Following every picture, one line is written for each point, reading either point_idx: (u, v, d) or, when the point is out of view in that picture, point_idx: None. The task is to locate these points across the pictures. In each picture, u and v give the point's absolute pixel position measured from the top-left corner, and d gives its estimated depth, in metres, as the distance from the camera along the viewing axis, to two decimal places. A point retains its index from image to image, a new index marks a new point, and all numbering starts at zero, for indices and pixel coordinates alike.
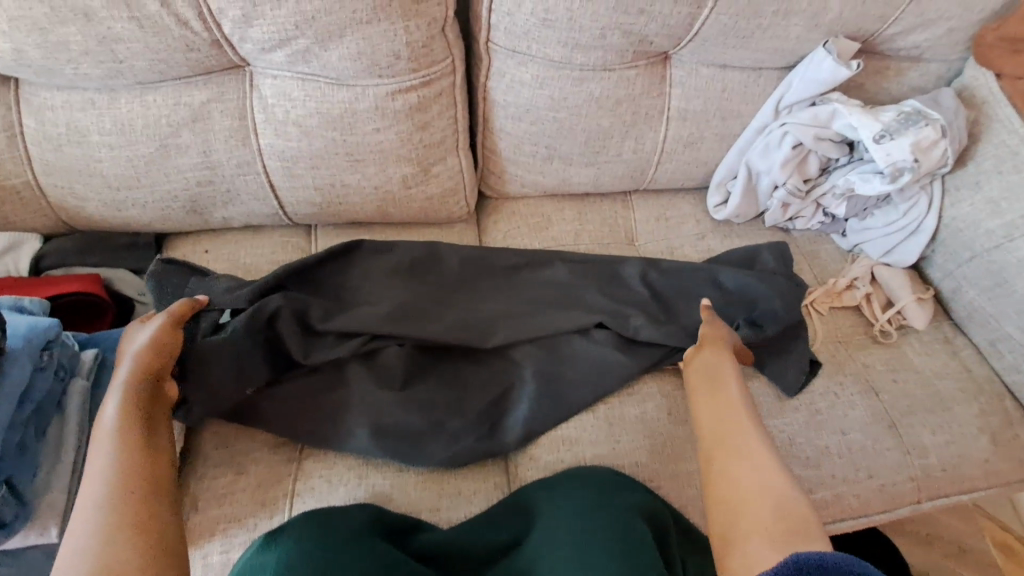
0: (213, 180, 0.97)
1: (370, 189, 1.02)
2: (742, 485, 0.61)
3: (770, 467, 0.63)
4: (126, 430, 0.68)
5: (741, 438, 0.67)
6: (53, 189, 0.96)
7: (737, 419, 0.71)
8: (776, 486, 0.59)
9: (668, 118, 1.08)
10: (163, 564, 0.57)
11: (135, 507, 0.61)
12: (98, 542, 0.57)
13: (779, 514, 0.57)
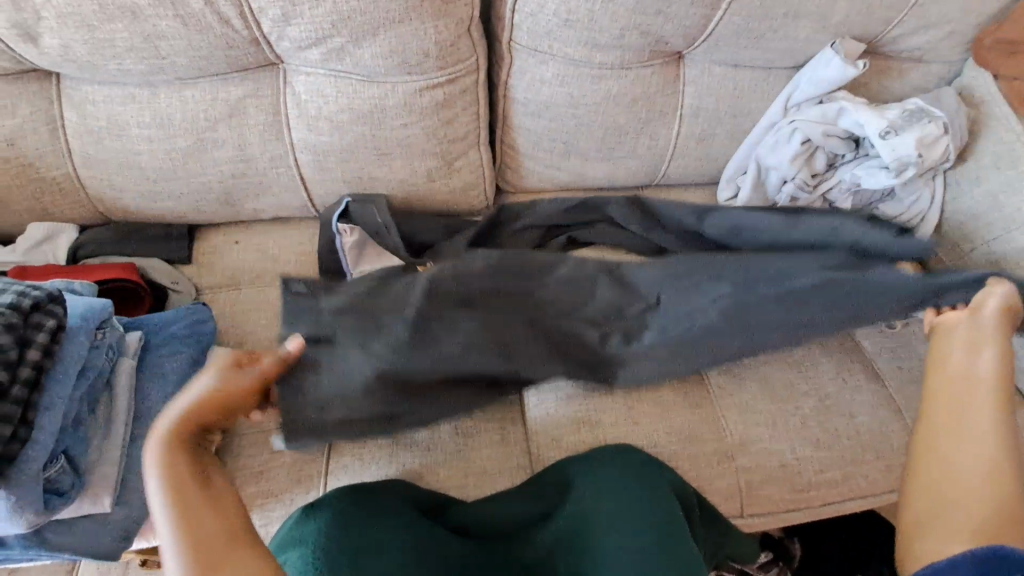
0: (246, 173, 1.01)
1: (396, 182, 1.06)
2: (958, 476, 0.63)
3: (996, 458, 0.63)
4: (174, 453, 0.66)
5: (978, 452, 0.64)
6: (92, 180, 1.00)
7: (987, 446, 0.65)
8: (994, 488, 0.60)
9: (681, 116, 1.13)
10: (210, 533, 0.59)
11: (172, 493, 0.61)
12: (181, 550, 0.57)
13: (996, 492, 0.60)
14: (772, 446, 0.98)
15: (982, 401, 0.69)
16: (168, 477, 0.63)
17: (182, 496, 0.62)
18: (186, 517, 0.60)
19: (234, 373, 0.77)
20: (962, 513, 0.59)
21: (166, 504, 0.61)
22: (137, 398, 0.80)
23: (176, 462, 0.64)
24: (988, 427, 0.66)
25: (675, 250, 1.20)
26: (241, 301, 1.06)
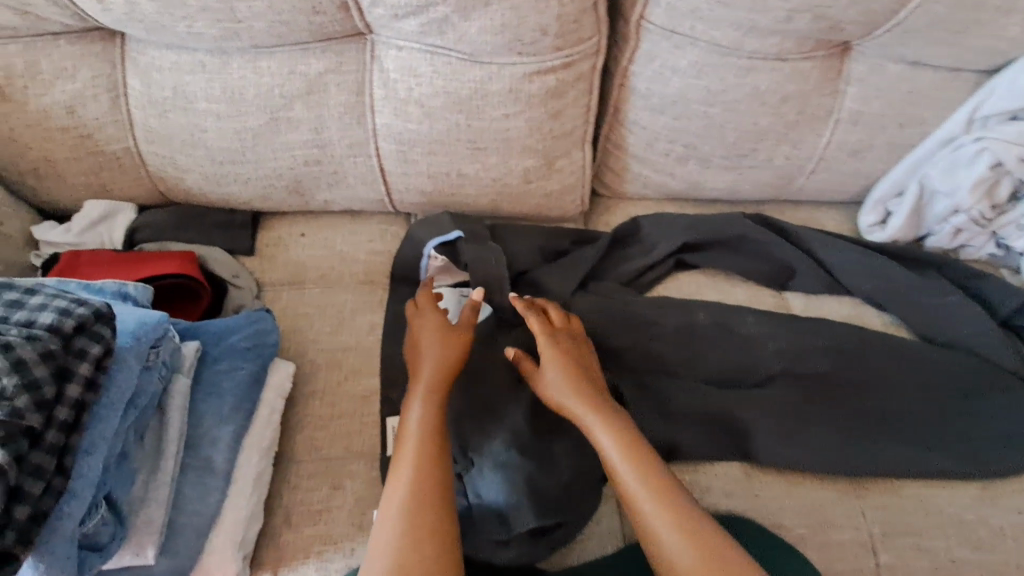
0: (320, 160, 0.88)
1: (487, 182, 0.91)
2: (654, 525, 0.65)
3: (651, 494, 0.67)
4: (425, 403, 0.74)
5: (646, 499, 0.66)
6: (153, 157, 0.89)
7: (639, 493, 0.67)
8: (688, 541, 0.63)
9: (837, 120, 0.94)
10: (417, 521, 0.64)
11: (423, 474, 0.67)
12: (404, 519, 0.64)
13: (697, 543, 0.62)
14: (922, 542, 0.82)
15: (625, 456, 0.70)
16: (427, 467, 0.68)
17: (423, 480, 0.67)
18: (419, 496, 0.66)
19: (450, 336, 0.80)
20: (686, 561, 0.61)
21: (413, 466, 0.68)
22: (189, 422, 0.70)
23: (427, 451, 0.69)
24: (644, 484, 0.67)
25: (803, 282, 1.00)
26: (304, 303, 0.95)
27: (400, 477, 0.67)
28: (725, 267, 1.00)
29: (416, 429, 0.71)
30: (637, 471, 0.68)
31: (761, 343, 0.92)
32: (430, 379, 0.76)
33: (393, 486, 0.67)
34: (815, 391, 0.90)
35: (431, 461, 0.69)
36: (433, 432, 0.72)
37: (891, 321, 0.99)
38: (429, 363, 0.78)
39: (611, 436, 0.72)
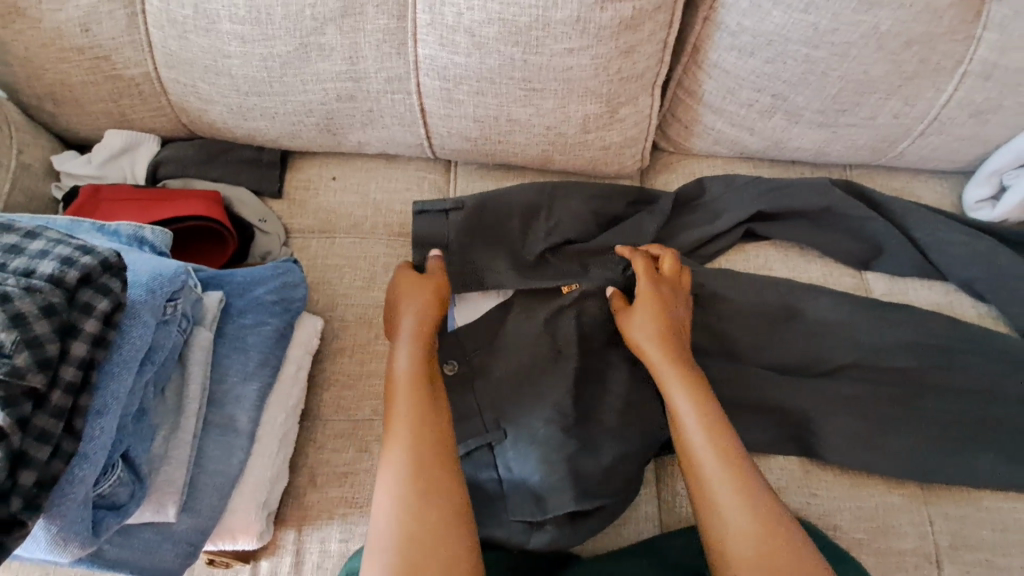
0: (354, 96, 0.79)
1: (539, 129, 0.81)
2: (720, 503, 0.61)
3: (726, 470, 0.62)
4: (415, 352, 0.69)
5: (722, 482, 0.61)
6: (174, 86, 0.81)
7: (704, 461, 0.63)
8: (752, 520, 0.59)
9: (965, 73, 0.79)
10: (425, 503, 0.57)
11: (428, 457, 0.60)
12: (406, 502, 0.57)
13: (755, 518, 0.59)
14: (996, 559, 0.73)
15: (699, 415, 0.66)
16: (422, 445, 0.61)
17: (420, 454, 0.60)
18: (416, 473, 0.59)
19: (425, 294, 0.74)
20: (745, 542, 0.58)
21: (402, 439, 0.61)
22: (212, 376, 0.66)
23: (421, 425, 0.62)
24: (712, 451, 0.63)
25: (890, 263, 0.88)
26: (333, 253, 0.88)
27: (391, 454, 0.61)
28: (801, 240, 0.89)
29: (407, 399, 0.65)
30: (710, 441, 0.64)
31: (835, 331, 0.81)
32: (413, 347, 0.70)
33: (386, 462, 0.61)
34: (895, 390, 0.79)
35: (431, 434, 0.62)
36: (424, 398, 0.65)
37: (989, 314, 0.87)
38: (410, 328, 0.71)
39: (687, 402, 0.67)
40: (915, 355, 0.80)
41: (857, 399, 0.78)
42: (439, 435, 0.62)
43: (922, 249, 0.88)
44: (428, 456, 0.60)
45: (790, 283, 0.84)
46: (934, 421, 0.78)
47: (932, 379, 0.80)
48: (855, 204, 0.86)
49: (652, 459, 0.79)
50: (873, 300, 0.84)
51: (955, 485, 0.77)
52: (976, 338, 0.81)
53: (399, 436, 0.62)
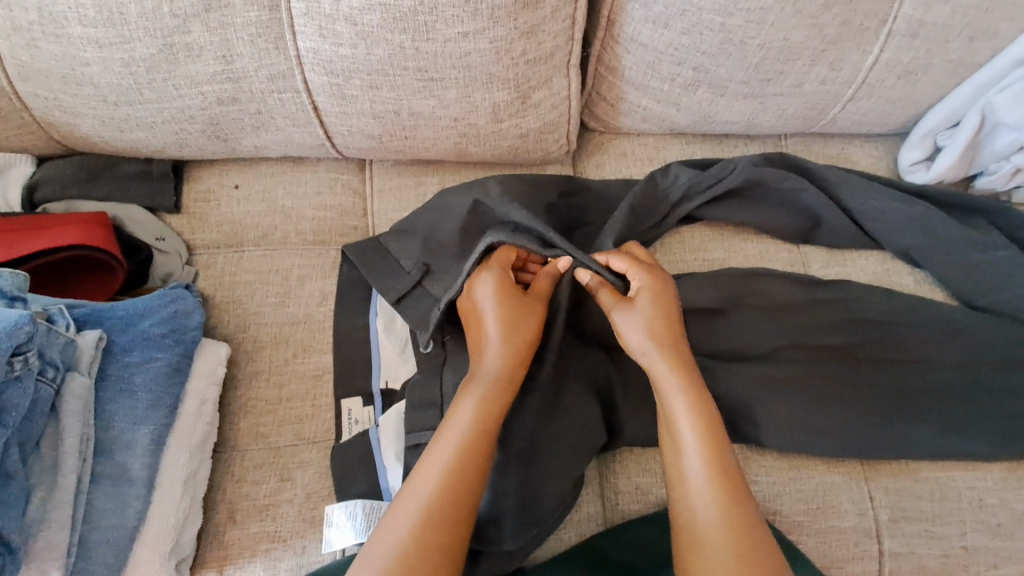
0: (237, 98, 0.71)
1: (447, 121, 0.75)
2: (700, 522, 0.57)
3: (719, 492, 0.59)
4: (494, 401, 0.63)
5: (709, 503, 0.58)
6: (35, 99, 0.73)
7: (697, 484, 0.60)
8: (736, 552, 0.55)
9: (890, 32, 0.75)
10: (433, 550, 0.55)
11: (454, 503, 0.57)
12: (415, 536, 0.55)
13: (740, 552, 0.55)
14: (934, 529, 0.73)
15: (700, 432, 0.62)
16: (461, 479, 0.59)
17: (455, 488, 0.58)
18: (444, 507, 0.57)
19: (532, 321, 0.68)
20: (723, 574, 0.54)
21: (446, 466, 0.59)
22: (98, 424, 0.60)
23: (466, 460, 0.60)
24: (708, 473, 0.60)
25: (827, 235, 0.86)
26: (242, 269, 0.82)
27: (425, 474, 0.59)
28: (736, 217, 0.85)
29: (461, 425, 0.61)
30: (706, 460, 0.60)
31: (771, 313, 0.79)
32: (485, 372, 0.65)
33: (417, 484, 0.58)
34: (832, 368, 0.77)
35: (471, 471, 0.59)
36: (477, 432, 0.61)
37: (926, 279, 0.85)
38: (496, 349, 0.66)
39: (690, 419, 0.63)
40: (848, 332, 0.79)
41: (794, 380, 0.76)
42: (475, 485, 0.59)
43: (856, 219, 0.86)
44: (456, 503, 0.57)
45: (729, 272, 0.81)
46: (872, 395, 0.77)
47: (869, 353, 0.79)
48: (785, 177, 0.83)
49: (594, 458, 0.75)
50: (810, 280, 0.82)
51: (894, 458, 0.76)
52: (909, 309, 0.80)
53: (436, 470, 0.59)
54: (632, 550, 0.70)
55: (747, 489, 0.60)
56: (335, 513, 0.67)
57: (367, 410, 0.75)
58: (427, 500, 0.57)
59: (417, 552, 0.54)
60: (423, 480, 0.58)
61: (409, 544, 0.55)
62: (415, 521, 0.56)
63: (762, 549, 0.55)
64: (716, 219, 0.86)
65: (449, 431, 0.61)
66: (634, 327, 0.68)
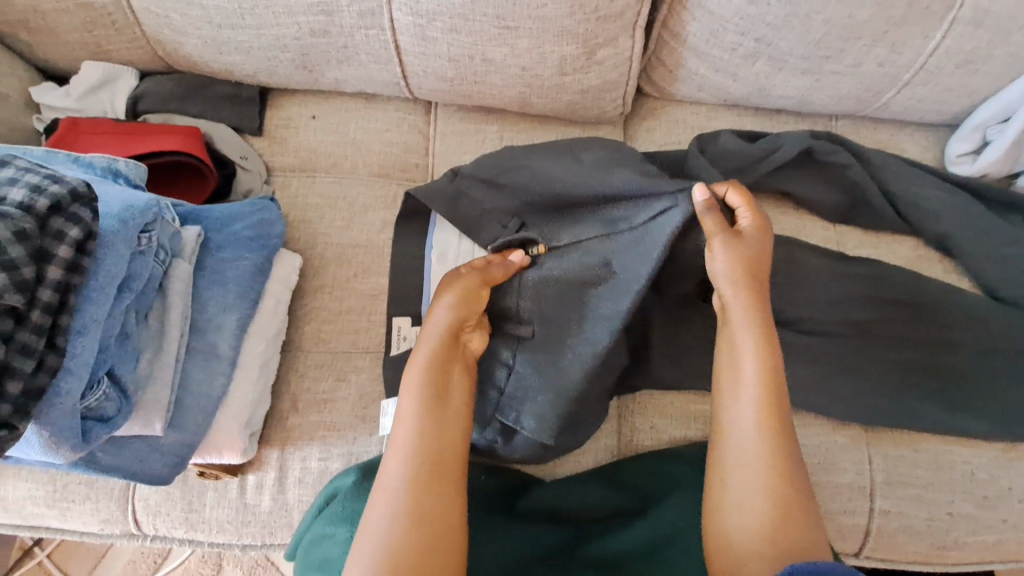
0: (328, 31, 0.78)
1: (515, 71, 0.80)
2: (736, 462, 0.59)
3: (762, 423, 0.60)
4: (442, 347, 0.64)
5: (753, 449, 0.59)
6: (147, 16, 0.80)
7: (745, 414, 0.61)
8: (770, 477, 0.57)
9: (954, 20, 0.76)
10: (418, 496, 0.54)
11: (429, 446, 0.58)
12: (399, 496, 0.54)
13: (772, 478, 0.57)
14: (926, 495, 0.78)
15: (762, 364, 0.62)
16: (438, 436, 0.59)
17: (433, 445, 0.58)
18: (431, 469, 0.56)
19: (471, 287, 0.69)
20: (751, 495, 0.57)
21: (419, 431, 0.58)
22: (193, 306, 0.70)
23: (439, 417, 0.60)
24: (755, 417, 0.60)
25: (863, 216, 0.89)
26: (313, 193, 0.89)
27: (399, 446, 0.58)
28: (780, 187, 0.89)
29: (421, 390, 0.61)
30: (761, 392, 0.61)
31: (799, 283, 0.84)
32: (445, 334, 0.66)
33: (394, 450, 0.58)
34: (850, 341, 0.82)
35: (444, 426, 0.60)
36: (440, 391, 0.61)
37: (955, 268, 0.88)
38: (444, 319, 0.67)
39: (754, 353, 0.63)
40: (870, 307, 0.84)
41: (812, 346, 0.82)
42: (447, 427, 0.60)
43: (895, 203, 0.89)
44: (431, 446, 0.57)
45: None
46: (884, 367, 0.81)
47: (888, 330, 0.83)
48: (834, 150, 0.87)
49: (615, 396, 0.82)
50: (839, 256, 0.86)
51: (897, 428, 0.81)
52: (935, 293, 0.84)
53: (402, 426, 0.59)
54: (642, 477, 0.77)
55: (790, 422, 0.61)
56: (390, 405, 0.76)
57: (414, 328, 0.81)
58: (411, 468, 0.56)
59: (412, 518, 0.53)
60: (399, 452, 0.57)
61: (398, 503, 0.54)
62: (404, 488, 0.55)
63: (796, 482, 0.58)
64: (761, 189, 0.90)
65: (408, 391, 0.61)
66: (723, 256, 0.66)
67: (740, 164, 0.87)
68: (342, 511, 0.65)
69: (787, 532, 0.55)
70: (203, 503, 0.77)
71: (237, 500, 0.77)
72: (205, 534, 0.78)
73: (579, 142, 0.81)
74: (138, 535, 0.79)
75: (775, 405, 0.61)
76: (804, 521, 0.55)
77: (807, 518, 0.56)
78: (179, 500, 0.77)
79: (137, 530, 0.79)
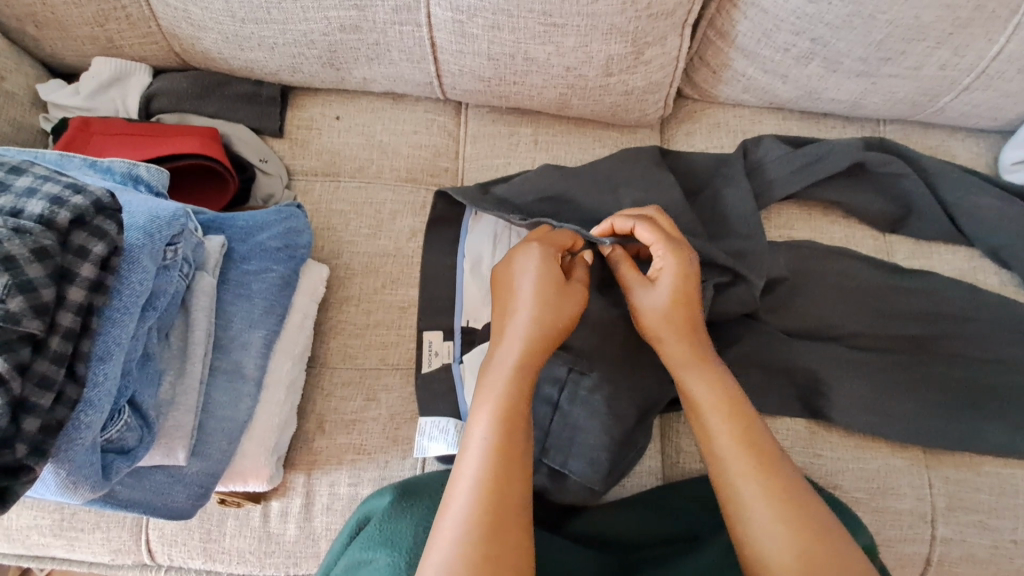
0: (360, 27, 0.73)
1: (557, 71, 0.75)
2: (749, 498, 0.54)
3: (755, 466, 0.56)
4: (522, 357, 0.58)
5: (759, 486, 0.55)
6: (164, 9, 0.75)
7: (732, 455, 0.57)
8: (781, 519, 0.52)
9: (1021, 22, 0.73)
10: (486, 522, 0.48)
11: (500, 467, 0.52)
12: (468, 522, 0.48)
13: (784, 518, 0.52)
14: (989, 521, 0.74)
15: (717, 404, 0.60)
16: (511, 458, 0.52)
17: (506, 468, 0.52)
18: (506, 490, 0.51)
19: (573, 297, 0.62)
20: (770, 524, 0.52)
21: (493, 452, 0.52)
22: (217, 323, 0.65)
23: (512, 436, 0.54)
24: (745, 453, 0.57)
25: (917, 225, 0.85)
26: (337, 198, 0.83)
27: (472, 461, 0.52)
28: (827, 197, 0.85)
29: (495, 406, 0.55)
30: (739, 437, 0.58)
31: (851, 296, 0.80)
32: (524, 342, 0.59)
33: (463, 466, 0.52)
34: (904, 356, 0.78)
35: (518, 448, 0.53)
36: (516, 408, 0.55)
37: (1012, 281, 0.84)
38: (526, 326, 0.60)
39: (709, 385, 0.61)
40: (927, 321, 0.80)
41: (870, 364, 0.77)
42: (522, 450, 0.54)
43: (950, 212, 0.85)
44: (505, 468, 0.52)
45: (812, 248, 0.82)
46: (944, 385, 0.77)
47: (944, 347, 0.79)
48: (887, 161, 0.83)
49: (659, 416, 0.77)
50: (894, 268, 0.82)
51: (958, 451, 0.77)
52: (993, 307, 0.80)
53: (475, 441, 0.53)
54: (693, 504, 0.71)
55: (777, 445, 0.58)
56: (429, 425, 0.70)
57: (447, 343, 0.75)
58: (483, 493, 0.50)
59: (483, 543, 0.47)
60: (470, 473, 0.52)
61: (468, 530, 0.48)
62: (475, 508, 0.49)
63: (803, 501, 0.54)
64: (806, 197, 0.86)
65: (485, 400, 0.56)
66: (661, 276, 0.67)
67: (789, 170, 0.82)
68: (379, 533, 0.58)
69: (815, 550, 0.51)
70: (222, 532, 0.72)
71: (260, 528, 0.72)
72: (224, 564, 0.72)
73: (623, 171, 0.80)
74: (151, 566, 0.74)
75: (764, 443, 0.58)
76: (833, 551, 0.51)
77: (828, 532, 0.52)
78: (197, 529, 0.72)
79: (151, 561, 0.73)
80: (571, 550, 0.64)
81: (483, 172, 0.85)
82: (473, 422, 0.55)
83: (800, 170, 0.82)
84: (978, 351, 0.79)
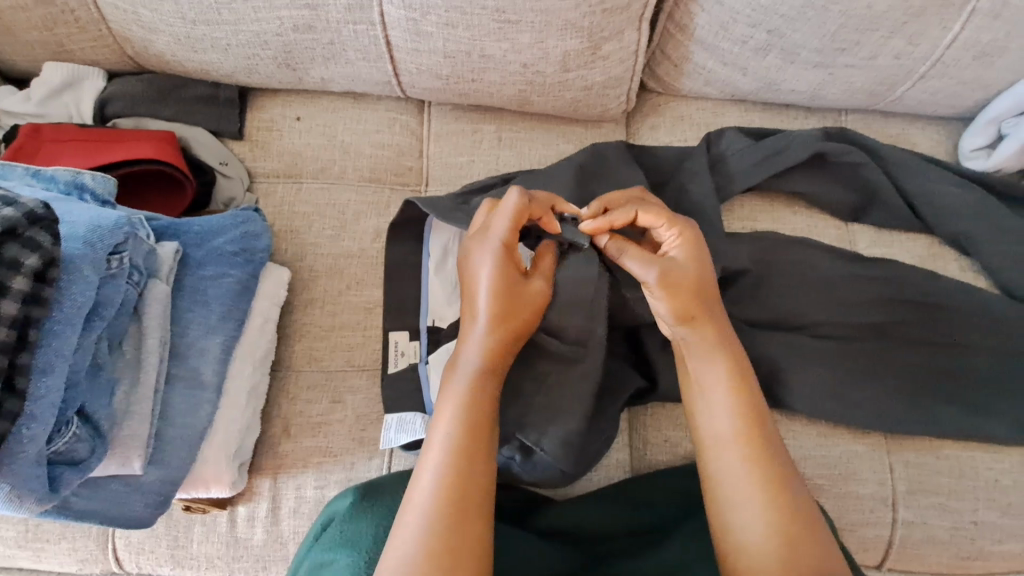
0: (313, 26, 0.72)
1: (515, 67, 0.75)
2: (734, 486, 0.56)
3: (752, 458, 0.56)
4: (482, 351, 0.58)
5: (747, 476, 0.55)
6: (114, 12, 0.74)
7: (729, 443, 0.58)
8: (769, 510, 0.53)
9: (974, 10, 0.73)
10: (448, 514, 0.49)
11: (463, 459, 0.52)
12: (432, 516, 0.49)
13: (772, 508, 0.54)
14: (949, 503, 0.76)
15: (722, 389, 0.60)
16: (477, 449, 0.54)
17: (471, 457, 0.53)
18: (468, 483, 0.51)
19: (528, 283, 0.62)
20: (755, 516, 0.53)
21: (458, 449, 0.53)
22: (173, 330, 0.65)
23: (478, 429, 0.55)
24: (741, 441, 0.57)
25: (878, 214, 0.86)
26: (299, 200, 0.83)
27: (434, 456, 0.53)
28: (789, 188, 0.85)
29: (461, 395, 0.56)
30: (740, 424, 0.58)
31: (813, 287, 0.81)
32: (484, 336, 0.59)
33: (428, 459, 0.53)
34: (865, 343, 0.79)
35: (484, 437, 0.55)
36: (478, 399, 0.56)
37: (971, 267, 0.85)
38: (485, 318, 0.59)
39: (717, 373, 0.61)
40: (888, 309, 0.81)
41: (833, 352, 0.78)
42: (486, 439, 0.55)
43: (911, 200, 0.86)
44: (469, 460, 0.53)
45: (774, 239, 0.83)
46: (905, 371, 0.78)
47: (905, 333, 0.80)
48: (848, 151, 0.83)
49: (626, 409, 0.77)
50: (855, 257, 0.83)
51: (919, 435, 0.78)
52: (953, 293, 0.81)
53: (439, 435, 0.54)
54: (660, 496, 0.72)
55: (777, 437, 0.59)
56: (394, 424, 0.71)
57: (412, 343, 0.75)
58: (446, 488, 0.51)
59: (446, 535, 0.48)
60: (434, 460, 0.53)
61: (434, 523, 0.49)
62: (438, 502, 0.50)
63: (794, 497, 0.54)
64: (769, 188, 0.86)
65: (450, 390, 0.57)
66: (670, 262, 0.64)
67: (749, 163, 0.83)
68: (340, 534, 0.58)
69: (793, 544, 0.52)
70: (190, 538, 0.72)
71: (227, 534, 0.71)
72: (192, 570, 0.72)
73: (586, 168, 0.80)
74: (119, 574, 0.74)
75: (762, 436, 0.58)
76: (815, 548, 0.52)
77: (813, 529, 0.53)
78: (164, 537, 0.72)
79: (119, 569, 0.73)
80: (537, 545, 0.65)
81: (447, 171, 0.85)
82: (438, 417, 0.55)
83: (761, 162, 0.83)
84: (939, 337, 0.80)
